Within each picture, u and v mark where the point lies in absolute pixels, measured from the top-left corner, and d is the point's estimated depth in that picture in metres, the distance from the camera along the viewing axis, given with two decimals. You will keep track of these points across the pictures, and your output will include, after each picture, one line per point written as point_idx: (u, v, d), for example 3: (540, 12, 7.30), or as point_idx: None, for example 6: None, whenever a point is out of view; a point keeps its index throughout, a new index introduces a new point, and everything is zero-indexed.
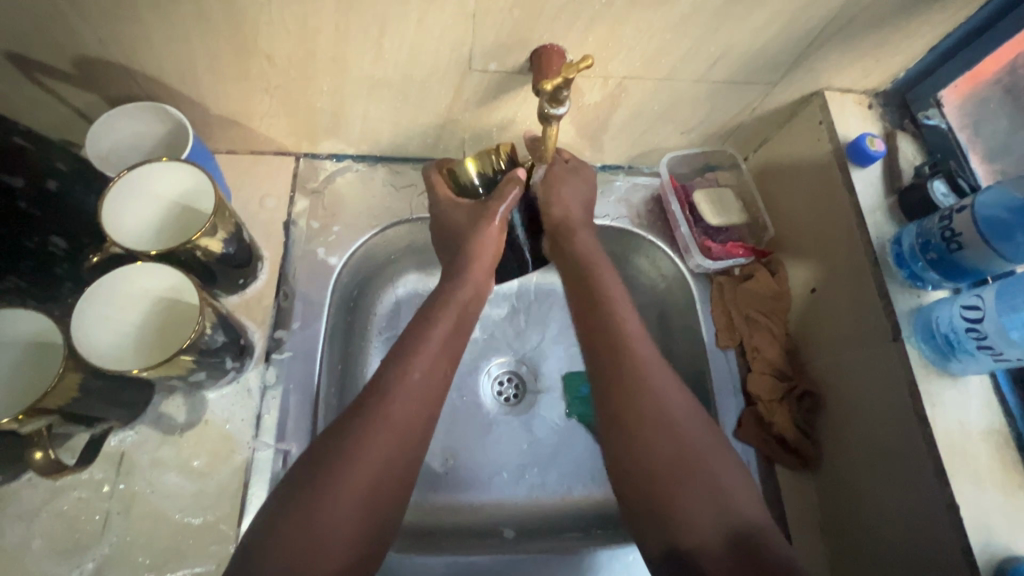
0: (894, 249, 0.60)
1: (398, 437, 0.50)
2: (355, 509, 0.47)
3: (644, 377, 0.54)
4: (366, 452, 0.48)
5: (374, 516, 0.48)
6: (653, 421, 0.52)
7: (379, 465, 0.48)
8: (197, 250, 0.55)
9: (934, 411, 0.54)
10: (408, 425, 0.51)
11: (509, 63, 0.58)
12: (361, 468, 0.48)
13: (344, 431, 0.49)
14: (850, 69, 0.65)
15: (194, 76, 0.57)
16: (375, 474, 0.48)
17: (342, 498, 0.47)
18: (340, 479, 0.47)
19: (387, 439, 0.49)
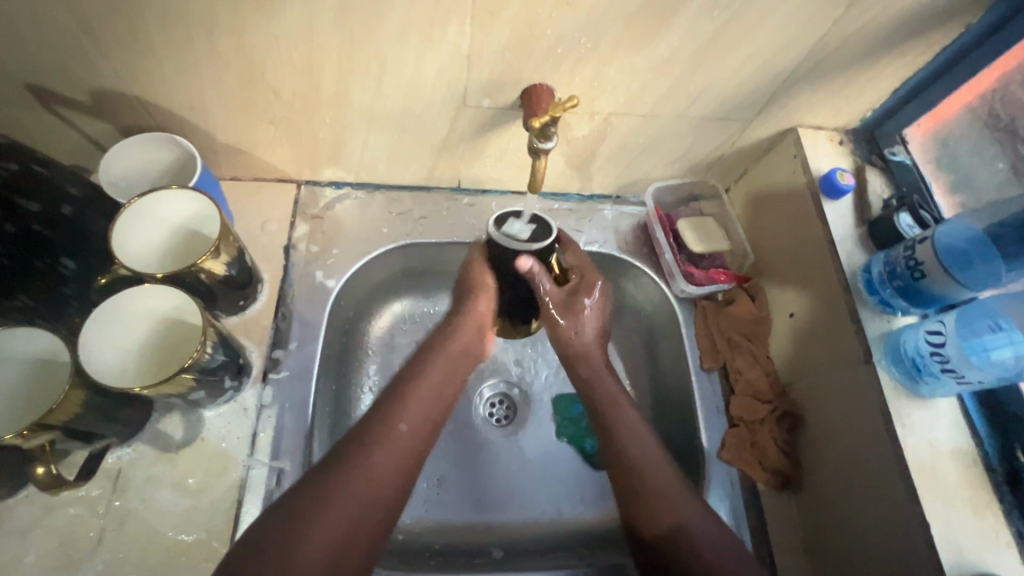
0: (865, 277, 0.63)
1: (382, 478, 0.53)
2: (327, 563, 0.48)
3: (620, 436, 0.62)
4: (341, 500, 0.51)
5: (344, 567, 0.49)
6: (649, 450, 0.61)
7: (356, 511, 0.51)
8: (201, 272, 0.58)
9: (904, 431, 0.57)
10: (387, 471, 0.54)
11: (501, 99, 0.62)
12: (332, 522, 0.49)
13: (313, 487, 0.51)
14: (820, 108, 0.70)
15: (204, 108, 0.60)
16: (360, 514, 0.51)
17: (313, 550, 0.47)
18: (318, 525, 0.49)
19: (363, 494, 0.52)
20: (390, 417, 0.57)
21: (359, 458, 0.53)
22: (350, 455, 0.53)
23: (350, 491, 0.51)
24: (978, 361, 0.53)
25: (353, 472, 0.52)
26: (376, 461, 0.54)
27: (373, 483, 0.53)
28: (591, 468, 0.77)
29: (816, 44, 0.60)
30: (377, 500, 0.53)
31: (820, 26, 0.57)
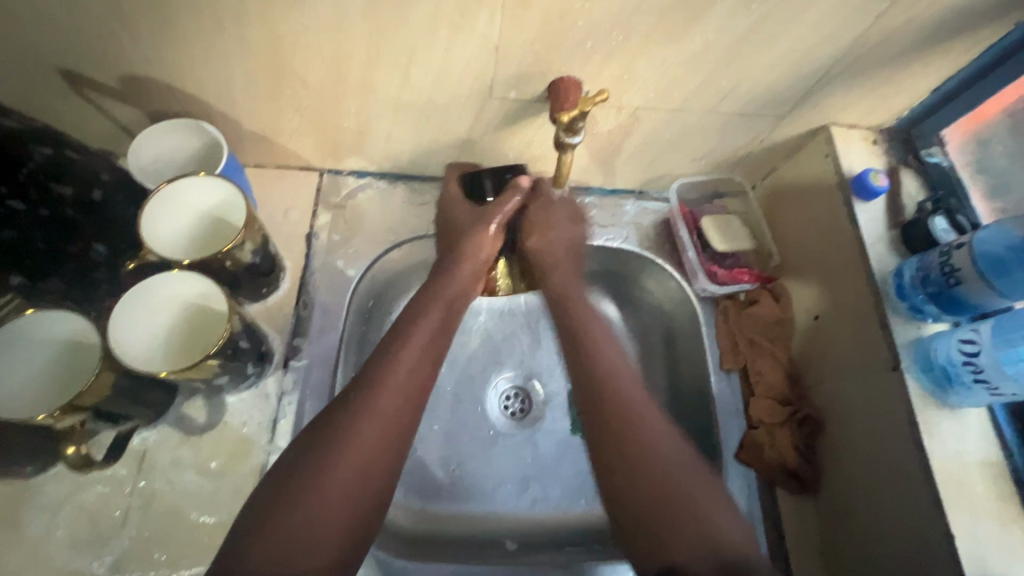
0: (895, 281, 0.62)
1: (389, 415, 0.52)
2: (339, 517, 0.47)
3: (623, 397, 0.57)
4: (350, 439, 0.50)
5: (364, 502, 0.49)
6: (676, 460, 0.53)
7: (369, 449, 0.50)
8: (228, 259, 0.58)
9: (931, 441, 0.55)
10: (387, 429, 0.52)
11: (528, 91, 0.62)
12: (338, 475, 0.48)
13: (324, 433, 0.50)
14: (855, 106, 0.68)
15: (230, 95, 0.61)
16: (369, 455, 0.50)
17: (320, 505, 0.47)
18: (330, 468, 0.48)
19: (374, 432, 0.51)
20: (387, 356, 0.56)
21: (369, 398, 0.52)
22: (359, 396, 0.52)
23: (351, 446, 0.50)
24: (1012, 372, 0.52)
25: (359, 421, 0.51)
26: (374, 419, 0.51)
27: (370, 441, 0.50)
28: None
29: (855, 40, 0.58)
30: (376, 459, 0.50)
31: (861, 22, 0.55)
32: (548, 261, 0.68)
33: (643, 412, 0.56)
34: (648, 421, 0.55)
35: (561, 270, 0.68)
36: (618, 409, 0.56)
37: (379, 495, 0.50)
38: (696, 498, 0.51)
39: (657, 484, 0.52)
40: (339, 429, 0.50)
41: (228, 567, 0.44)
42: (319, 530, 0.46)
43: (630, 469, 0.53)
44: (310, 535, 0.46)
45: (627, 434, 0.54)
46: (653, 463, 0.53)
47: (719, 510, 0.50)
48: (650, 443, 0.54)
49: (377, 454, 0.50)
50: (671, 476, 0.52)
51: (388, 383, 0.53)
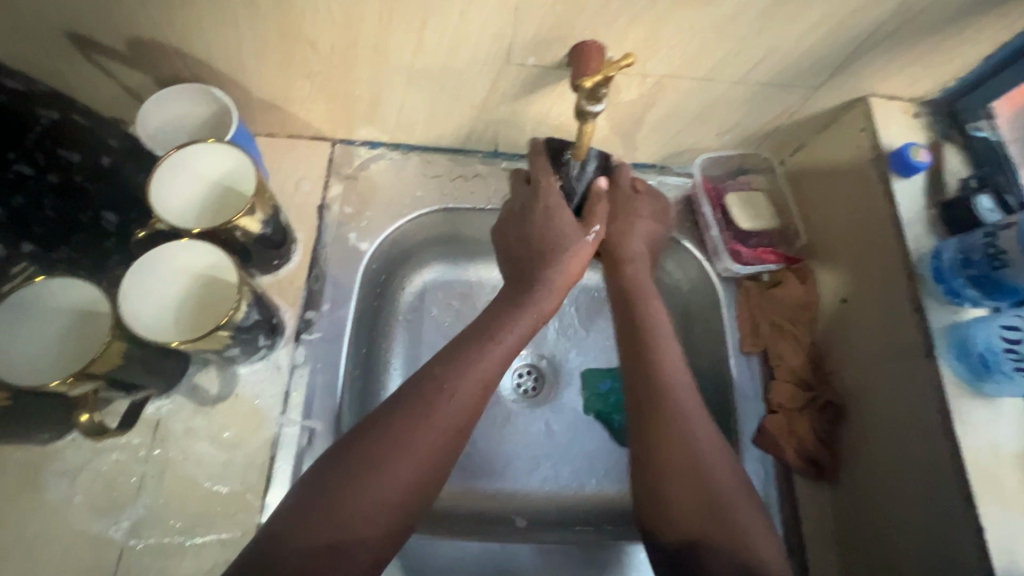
0: (932, 263, 0.58)
1: (447, 430, 0.53)
2: (391, 510, 0.49)
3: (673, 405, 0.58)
4: (409, 451, 0.51)
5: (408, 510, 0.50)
6: (721, 469, 0.54)
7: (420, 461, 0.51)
8: (238, 229, 0.57)
9: (964, 431, 0.53)
10: (439, 439, 0.52)
11: (547, 57, 0.58)
12: (397, 470, 0.50)
13: (384, 438, 0.51)
14: (897, 76, 0.63)
15: (239, 60, 0.58)
16: (421, 466, 0.51)
17: (368, 505, 0.48)
18: (382, 472, 0.49)
19: (429, 443, 0.52)
20: (456, 372, 0.55)
21: (433, 405, 0.53)
22: (424, 405, 0.53)
23: (407, 456, 0.51)
24: None
25: (418, 429, 0.52)
26: (440, 420, 0.53)
27: (430, 441, 0.52)
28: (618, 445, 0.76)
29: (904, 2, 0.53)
30: (433, 457, 0.52)
31: None
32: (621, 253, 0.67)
33: (696, 421, 0.57)
34: (696, 428, 0.56)
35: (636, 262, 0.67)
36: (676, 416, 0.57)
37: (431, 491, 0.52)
38: (735, 505, 0.52)
39: (703, 491, 0.53)
40: (405, 427, 0.52)
41: (276, 543, 0.46)
42: (369, 519, 0.48)
43: (682, 474, 0.54)
44: (352, 530, 0.47)
45: (675, 440, 0.55)
46: (700, 470, 0.54)
47: (753, 518, 0.52)
48: (697, 449, 0.55)
49: (436, 453, 0.52)
50: (718, 485, 0.53)
51: (457, 386, 0.54)
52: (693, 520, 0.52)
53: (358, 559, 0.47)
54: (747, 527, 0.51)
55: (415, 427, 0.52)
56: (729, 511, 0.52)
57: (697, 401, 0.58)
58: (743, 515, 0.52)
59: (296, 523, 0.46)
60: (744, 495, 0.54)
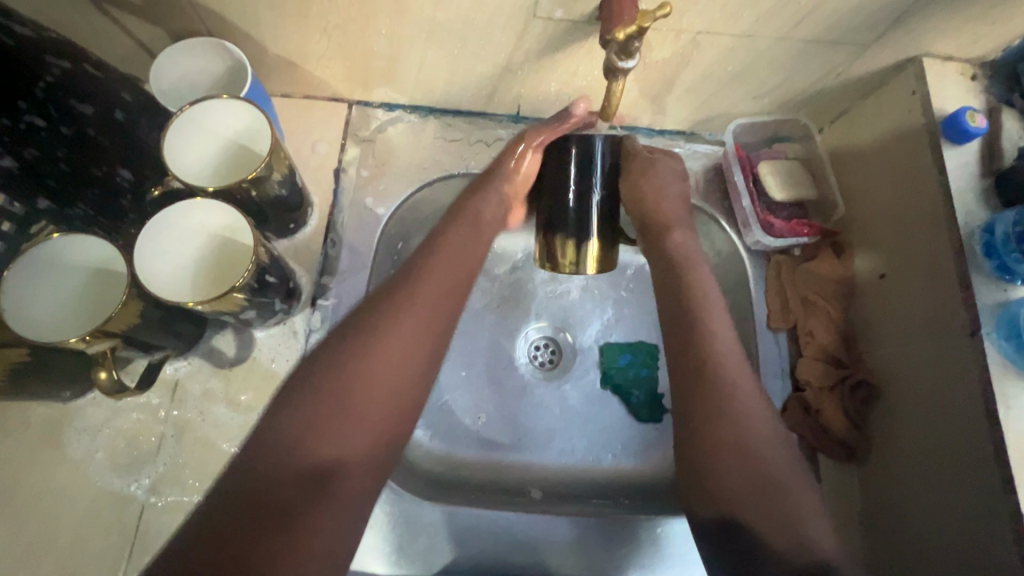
0: (984, 237, 0.55)
1: (432, 317, 0.50)
2: (380, 409, 0.46)
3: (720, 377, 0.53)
4: (391, 335, 0.48)
5: (400, 408, 0.48)
6: (773, 450, 0.50)
7: (408, 352, 0.48)
8: (253, 190, 0.56)
9: (1008, 415, 0.51)
10: (428, 326, 0.50)
11: (577, 11, 0.55)
12: (381, 367, 0.47)
13: (365, 325, 0.49)
14: (956, 32, 0.58)
15: (252, 12, 0.56)
16: (409, 358, 0.48)
17: (359, 400, 0.45)
18: (369, 363, 0.47)
19: (419, 333, 0.49)
20: (428, 263, 0.53)
21: (416, 287, 0.51)
22: (404, 287, 0.51)
23: (393, 344, 0.48)
24: None
25: (402, 314, 0.49)
26: (416, 311, 0.50)
27: (412, 338, 0.49)
28: (636, 420, 0.75)
29: None
30: (416, 357, 0.49)
31: None
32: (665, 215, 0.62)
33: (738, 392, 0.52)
34: (749, 410, 0.51)
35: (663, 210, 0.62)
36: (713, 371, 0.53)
37: (418, 393, 0.49)
38: (790, 484, 0.48)
39: (748, 466, 0.49)
40: (389, 315, 0.49)
41: (262, 442, 0.43)
42: (355, 421, 0.45)
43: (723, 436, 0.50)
44: (344, 425, 0.44)
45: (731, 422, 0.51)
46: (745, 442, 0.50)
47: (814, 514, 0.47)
48: (747, 423, 0.51)
49: (417, 352, 0.49)
50: (767, 462, 0.49)
51: (429, 274, 0.53)
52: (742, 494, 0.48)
53: (358, 467, 0.44)
54: (801, 514, 0.47)
55: (395, 321, 0.49)
56: (778, 493, 0.48)
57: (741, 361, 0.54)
58: (799, 502, 0.47)
59: (281, 423, 0.44)
60: (808, 488, 0.49)
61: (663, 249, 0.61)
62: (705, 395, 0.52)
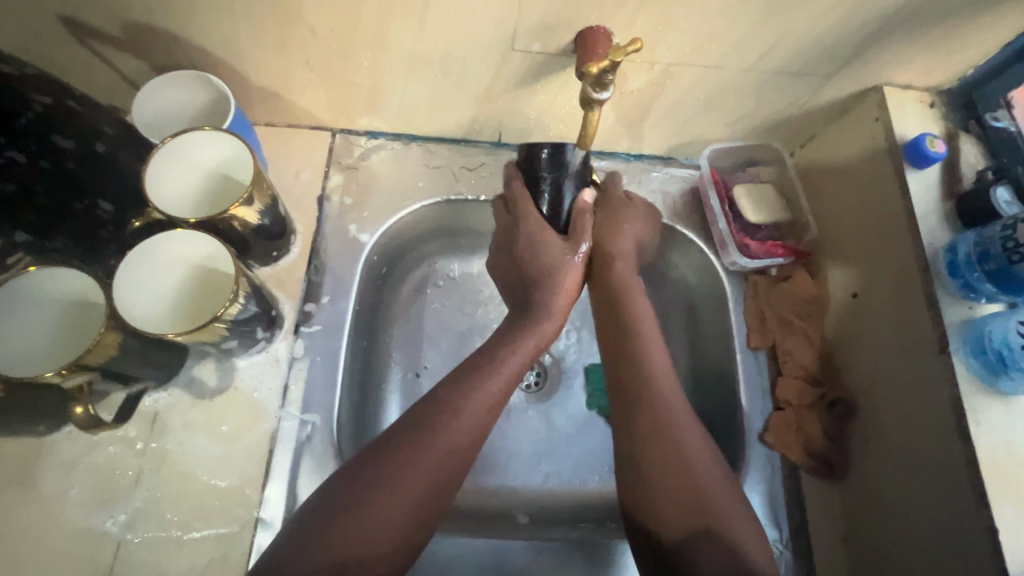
0: (948, 257, 0.57)
1: (473, 424, 0.54)
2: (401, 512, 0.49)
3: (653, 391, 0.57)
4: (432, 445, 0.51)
5: (430, 508, 0.50)
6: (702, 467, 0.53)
7: (446, 460, 0.51)
8: (234, 220, 0.56)
9: (978, 429, 0.52)
10: (468, 431, 0.53)
11: (553, 44, 0.57)
12: (418, 475, 0.50)
13: (407, 434, 0.52)
14: (914, 63, 0.61)
15: (236, 45, 0.57)
16: (444, 464, 0.51)
17: (392, 508, 0.48)
18: (405, 473, 0.50)
19: (454, 439, 0.52)
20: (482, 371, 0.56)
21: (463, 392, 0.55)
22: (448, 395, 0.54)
23: (431, 453, 0.51)
24: None
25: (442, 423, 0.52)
26: (454, 421, 0.53)
27: (449, 446, 0.52)
28: None
29: None
30: (451, 463, 0.52)
31: None
32: (610, 252, 0.65)
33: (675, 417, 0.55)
34: (681, 423, 0.55)
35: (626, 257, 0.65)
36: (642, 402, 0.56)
37: (444, 497, 0.51)
38: (719, 502, 0.51)
39: (681, 494, 0.51)
40: (431, 424, 0.52)
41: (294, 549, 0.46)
42: (378, 517, 0.48)
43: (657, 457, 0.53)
44: (370, 533, 0.47)
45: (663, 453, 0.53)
46: (683, 458, 0.53)
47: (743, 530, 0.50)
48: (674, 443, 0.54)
49: (454, 458, 0.52)
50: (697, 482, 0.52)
51: (482, 389, 0.55)
52: (674, 522, 0.51)
53: (380, 567, 0.47)
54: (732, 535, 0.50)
55: (428, 429, 0.52)
56: (703, 511, 0.51)
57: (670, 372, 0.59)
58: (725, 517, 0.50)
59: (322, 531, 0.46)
60: (732, 501, 0.52)
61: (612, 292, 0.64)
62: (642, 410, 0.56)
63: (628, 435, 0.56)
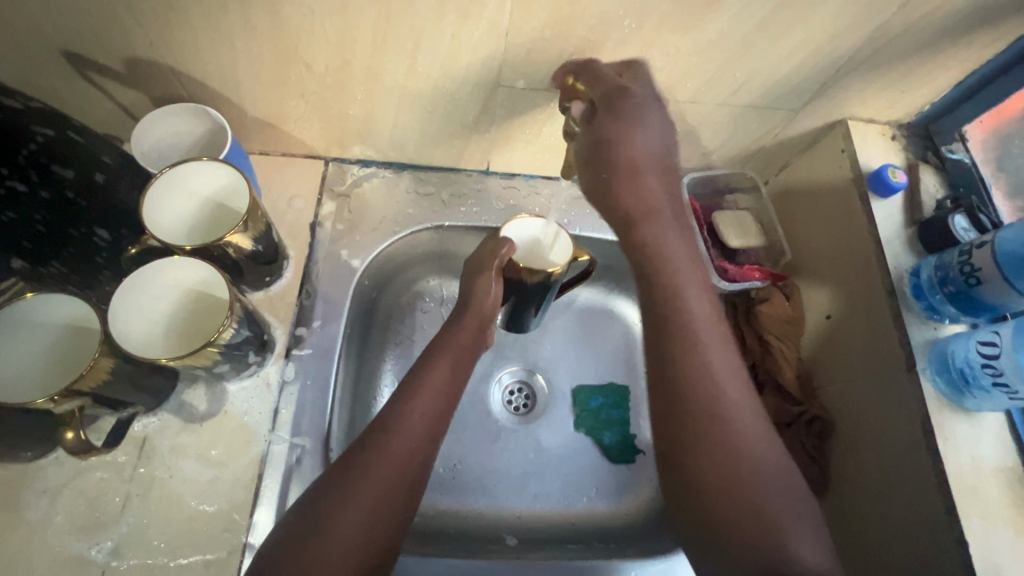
0: (912, 280, 0.60)
1: (407, 445, 0.53)
2: (348, 555, 0.47)
3: (692, 331, 0.55)
4: (365, 479, 0.50)
5: (375, 544, 0.49)
6: (767, 474, 0.50)
7: (382, 491, 0.50)
8: (229, 247, 0.57)
9: (946, 445, 0.54)
10: (409, 455, 0.53)
11: (537, 80, 0.60)
12: (352, 512, 0.49)
13: (339, 472, 0.51)
14: (874, 99, 0.66)
15: (235, 81, 0.59)
16: (382, 497, 0.50)
17: (333, 554, 0.47)
18: (340, 513, 0.49)
19: (388, 469, 0.52)
20: (413, 389, 0.57)
21: (388, 424, 0.54)
22: (378, 427, 0.54)
23: (364, 487, 0.50)
24: None
25: (374, 459, 0.52)
26: (387, 453, 0.52)
27: (383, 477, 0.51)
28: (608, 463, 0.77)
29: (878, 30, 0.56)
30: (390, 494, 0.51)
31: (885, 10, 0.53)
32: (635, 213, 0.59)
33: (709, 349, 0.55)
34: (714, 367, 0.54)
35: (653, 207, 0.59)
36: (715, 419, 0.51)
37: (391, 531, 0.50)
38: (751, 460, 0.50)
39: (703, 421, 0.51)
40: (364, 456, 0.52)
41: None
42: (346, 527, 0.48)
43: (697, 400, 0.52)
44: None
45: (712, 423, 0.51)
46: (712, 401, 0.52)
47: (782, 490, 0.49)
48: (735, 453, 0.50)
49: (396, 484, 0.51)
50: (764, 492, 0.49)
51: (408, 418, 0.55)
52: (712, 474, 0.50)
53: None
54: (790, 531, 0.47)
55: (362, 464, 0.51)
56: (725, 438, 0.51)
57: (706, 305, 0.57)
58: (785, 515, 0.48)
59: None
60: (746, 414, 0.52)
61: (642, 250, 0.59)
62: (666, 346, 0.55)
63: (661, 381, 0.55)
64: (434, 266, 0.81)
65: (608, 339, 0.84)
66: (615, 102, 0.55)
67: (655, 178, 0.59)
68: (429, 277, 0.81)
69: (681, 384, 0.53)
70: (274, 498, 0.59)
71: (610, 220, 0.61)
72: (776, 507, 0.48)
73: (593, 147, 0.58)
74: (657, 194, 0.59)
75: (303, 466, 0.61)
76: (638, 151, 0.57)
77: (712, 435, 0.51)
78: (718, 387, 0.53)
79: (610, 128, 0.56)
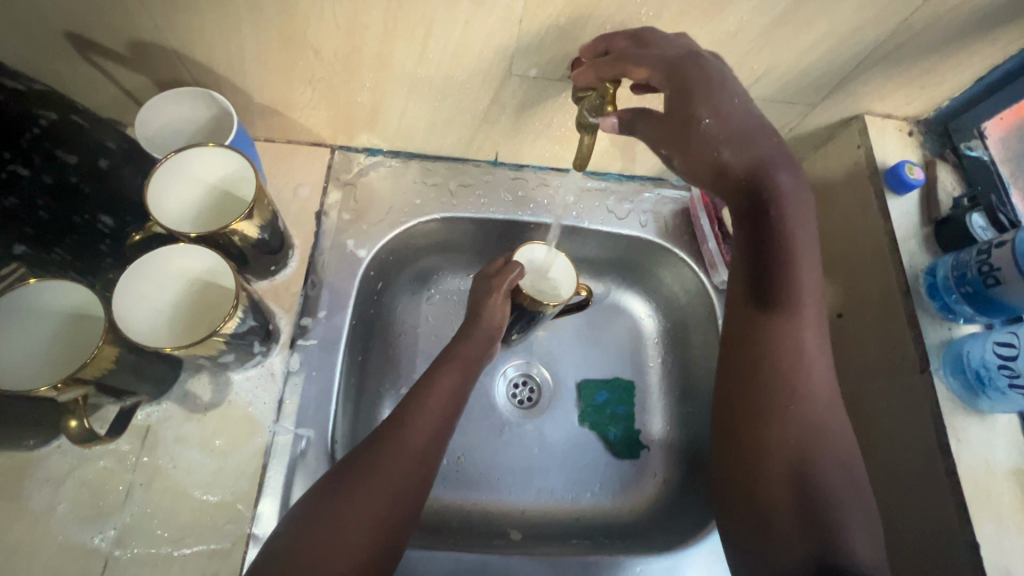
0: (927, 280, 0.60)
1: (419, 443, 0.53)
2: (356, 549, 0.47)
3: (793, 312, 0.55)
4: (375, 475, 0.50)
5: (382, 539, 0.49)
6: (833, 468, 0.51)
7: (393, 488, 0.50)
8: (235, 234, 0.56)
9: (959, 447, 0.54)
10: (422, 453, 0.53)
11: (551, 69, 0.59)
12: (360, 507, 0.49)
13: (348, 467, 0.51)
14: (892, 94, 0.64)
15: (241, 67, 0.58)
16: (392, 496, 0.50)
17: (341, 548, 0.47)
18: (348, 508, 0.48)
19: (400, 467, 0.51)
20: (425, 385, 0.57)
21: (399, 421, 0.54)
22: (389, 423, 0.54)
23: (374, 485, 0.50)
24: None
25: (385, 456, 0.51)
26: (399, 451, 0.52)
27: (395, 474, 0.51)
28: (613, 459, 0.76)
29: (900, 24, 0.55)
30: (399, 491, 0.51)
31: (909, 3, 0.52)
32: (749, 175, 0.54)
33: (804, 330, 0.55)
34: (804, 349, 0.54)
35: (762, 161, 0.54)
36: (790, 405, 0.53)
37: (400, 528, 0.50)
38: (818, 443, 0.52)
39: (778, 398, 0.53)
40: (375, 453, 0.52)
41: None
42: (355, 522, 0.48)
43: (777, 377, 0.54)
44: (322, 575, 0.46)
45: (788, 401, 0.53)
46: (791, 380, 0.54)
47: (842, 478, 0.51)
48: (806, 440, 0.52)
49: (407, 481, 0.51)
50: (826, 482, 0.51)
51: (418, 416, 0.55)
52: (777, 446, 0.52)
53: None
54: (845, 515, 0.49)
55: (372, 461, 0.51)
56: (797, 416, 0.52)
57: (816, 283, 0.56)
58: (840, 502, 0.50)
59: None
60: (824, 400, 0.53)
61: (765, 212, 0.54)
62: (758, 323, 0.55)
63: (745, 357, 0.55)
64: (439, 256, 0.80)
65: (614, 333, 0.83)
66: (683, 71, 0.50)
67: (761, 133, 0.54)
68: (433, 265, 0.80)
69: (763, 361, 0.54)
70: (278, 490, 0.58)
71: (724, 192, 0.55)
72: (839, 495, 0.50)
73: (675, 128, 0.53)
74: (763, 150, 0.54)
75: (308, 458, 0.61)
76: (734, 101, 0.52)
77: (783, 425, 0.52)
78: (804, 368, 0.54)
79: (693, 102, 0.51)
